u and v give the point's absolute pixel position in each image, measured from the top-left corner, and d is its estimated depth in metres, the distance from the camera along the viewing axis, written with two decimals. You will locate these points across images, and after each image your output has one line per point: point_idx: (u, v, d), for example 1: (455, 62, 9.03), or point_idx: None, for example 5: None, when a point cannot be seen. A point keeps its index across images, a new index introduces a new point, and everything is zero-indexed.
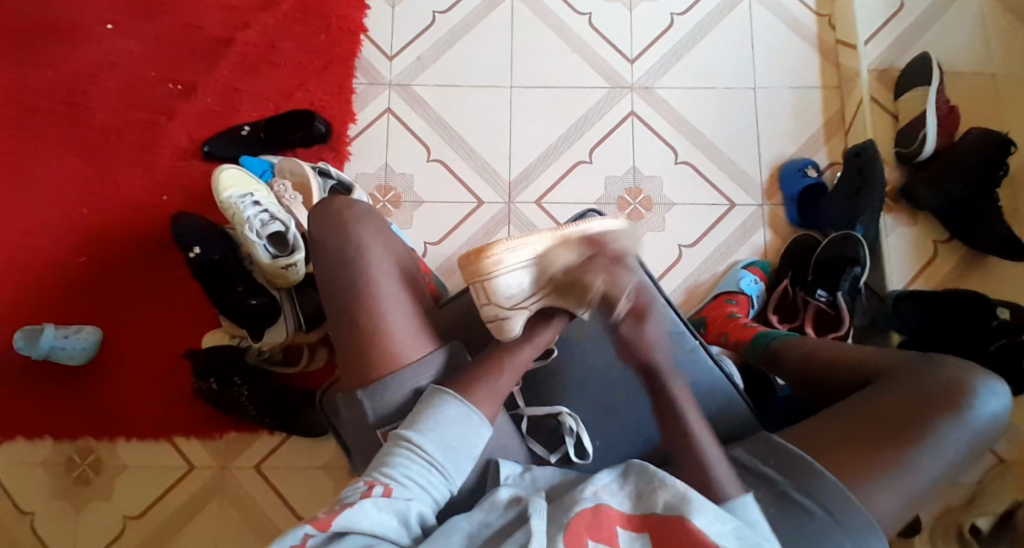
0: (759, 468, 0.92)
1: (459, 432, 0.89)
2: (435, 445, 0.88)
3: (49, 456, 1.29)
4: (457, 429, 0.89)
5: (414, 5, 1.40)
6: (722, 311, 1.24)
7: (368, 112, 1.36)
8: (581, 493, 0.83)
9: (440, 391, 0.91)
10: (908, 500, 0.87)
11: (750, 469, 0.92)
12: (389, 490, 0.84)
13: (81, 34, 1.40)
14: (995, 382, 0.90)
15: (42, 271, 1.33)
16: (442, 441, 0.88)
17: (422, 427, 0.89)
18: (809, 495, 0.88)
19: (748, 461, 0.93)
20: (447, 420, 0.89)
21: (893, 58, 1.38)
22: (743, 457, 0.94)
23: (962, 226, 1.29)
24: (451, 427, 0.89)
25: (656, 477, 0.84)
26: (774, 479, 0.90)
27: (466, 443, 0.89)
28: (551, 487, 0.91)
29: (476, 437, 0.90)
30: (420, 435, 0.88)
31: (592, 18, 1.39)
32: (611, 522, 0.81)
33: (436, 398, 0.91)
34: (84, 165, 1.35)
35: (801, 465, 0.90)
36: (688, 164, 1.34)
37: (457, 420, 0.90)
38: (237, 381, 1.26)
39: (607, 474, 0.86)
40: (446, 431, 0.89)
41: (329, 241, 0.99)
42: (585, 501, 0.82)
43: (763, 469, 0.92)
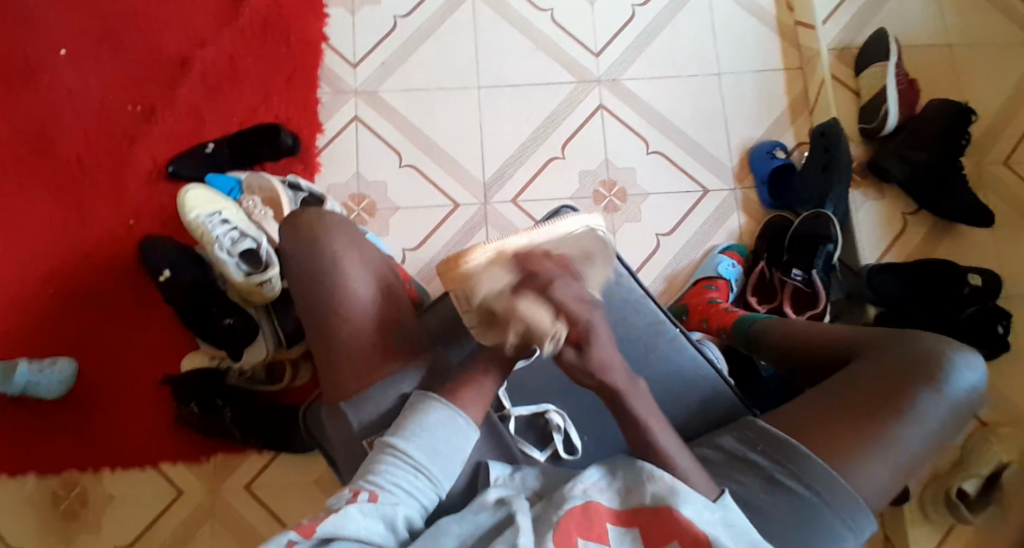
0: (748, 455, 0.93)
1: (445, 435, 0.89)
2: (421, 450, 0.87)
3: (32, 493, 1.26)
4: (443, 433, 0.89)
5: (375, 11, 1.39)
6: (702, 297, 1.26)
7: (335, 122, 1.35)
8: (570, 491, 0.84)
9: (425, 396, 0.91)
10: (893, 475, 0.89)
11: (739, 456, 0.93)
12: (375, 496, 0.83)
13: (33, 57, 1.36)
14: (971, 355, 0.92)
15: (11, 305, 1.29)
16: (427, 445, 0.88)
17: (408, 433, 0.88)
18: (796, 476, 0.89)
19: (736, 449, 0.94)
20: (433, 424, 0.89)
21: (852, 35, 1.40)
22: (731, 445, 0.94)
23: (930, 196, 1.32)
24: (438, 433, 0.89)
25: (643, 471, 0.84)
26: (763, 464, 0.91)
27: (452, 446, 0.89)
28: (542, 486, 0.91)
29: (462, 440, 0.90)
30: (406, 440, 0.87)
31: (554, 14, 1.39)
32: (601, 519, 0.82)
33: (421, 404, 0.90)
34: (47, 193, 1.32)
35: (787, 448, 0.91)
36: (660, 153, 1.35)
37: (444, 424, 0.89)
38: (219, 404, 1.25)
39: (596, 471, 0.86)
40: (432, 435, 0.89)
41: (302, 255, 0.97)
42: (575, 499, 0.83)
43: (752, 455, 0.92)
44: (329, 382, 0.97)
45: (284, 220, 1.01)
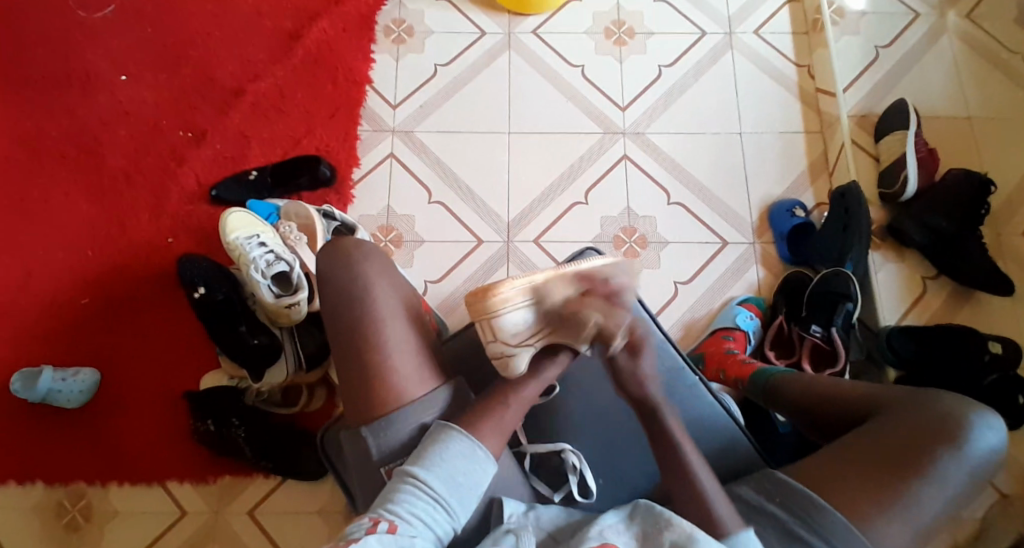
0: (765, 506, 0.92)
1: (465, 468, 0.90)
2: (440, 481, 0.89)
3: (39, 500, 1.26)
4: (462, 465, 0.90)
5: (416, 58, 1.47)
6: (719, 346, 1.26)
7: (370, 158, 1.41)
8: (586, 533, 0.85)
9: (446, 426, 0.93)
10: (915, 534, 0.89)
11: (756, 505, 0.93)
12: (394, 526, 0.84)
13: (95, 85, 1.46)
14: (990, 416, 0.93)
15: (44, 312, 1.33)
16: (447, 477, 0.89)
17: (428, 463, 0.90)
18: (813, 530, 0.89)
19: (754, 498, 0.94)
20: (453, 456, 0.90)
21: (872, 104, 1.45)
22: (749, 494, 0.95)
23: (950, 261, 1.33)
24: (457, 464, 0.90)
25: (661, 518, 0.86)
26: (780, 515, 0.91)
27: (472, 479, 0.90)
28: (557, 529, 0.91)
29: (481, 473, 0.91)
30: (427, 471, 0.89)
31: (585, 69, 1.46)
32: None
33: (442, 434, 0.92)
34: (92, 208, 1.38)
35: (803, 499, 0.91)
36: (681, 204, 1.39)
37: (463, 455, 0.91)
38: (234, 422, 1.27)
39: (614, 515, 0.88)
40: (452, 467, 0.90)
41: (335, 275, 1.03)
42: (590, 540, 0.85)
43: (769, 506, 0.92)
44: (352, 401, 0.99)
45: (321, 248, 1.07)
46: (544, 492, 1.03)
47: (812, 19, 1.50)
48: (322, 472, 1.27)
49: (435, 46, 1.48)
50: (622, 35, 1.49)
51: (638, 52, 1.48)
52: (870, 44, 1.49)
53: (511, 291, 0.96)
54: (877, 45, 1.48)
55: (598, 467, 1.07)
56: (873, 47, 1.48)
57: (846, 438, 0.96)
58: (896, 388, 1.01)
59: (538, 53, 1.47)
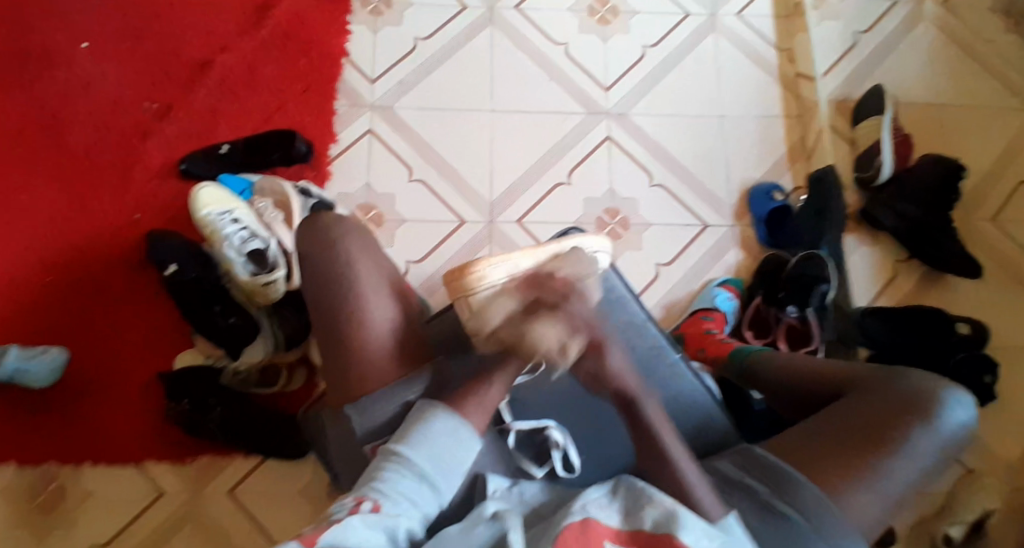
0: (745, 480, 0.94)
1: (451, 447, 0.91)
2: (426, 459, 0.89)
3: (7, 483, 1.22)
4: (448, 444, 0.91)
5: (396, 32, 1.44)
6: (699, 327, 1.28)
7: (349, 133, 1.38)
8: (570, 508, 0.85)
9: (433, 405, 0.95)
10: (888, 506, 0.91)
11: (737, 480, 0.95)
12: (378, 505, 0.83)
13: (61, 54, 1.40)
14: (960, 394, 0.96)
15: (10, 289, 1.29)
16: (433, 455, 0.90)
17: (414, 441, 0.90)
18: (792, 501, 0.90)
19: (735, 473, 0.95)
20: (439, 435, 0.91)
21: (849, 89, 1.46)
22: (729, 469, 0.96)
23: (922, 246, 1.36)
24: (443, 443, 0.91)
25: (643, 494, 0.86)
26: (759, 489, 0.92)
27: (457, 458, 0.91)
28: (540, 502, 0.93)
29: (466, 451, 0.92)
30: (413, 449, 0.89)
31: (568, 48, 1.45)
32: (600, 537, 0.81)
33: (428, 412, 0.94)
34: (59, 183, 1.34)
35: (783, 474, 0.93)
36: (662, 186, 1.39)
37: (448, 433, 0.92)
38: (212, 403, 1.24)
39: (597, 491, 0.88)
40: (438, 446, 0.91)
41: (315, 253, 1.03)
42: (573, 515, 0.83)
43: (749, 480, 0.94)
44: (335, 380, 1.01)
45: (299, 228, 1.05)
46: (525, 467, 1.02)
47: (792, 4, 1.51)
48: (303, 452, 1.26)
49: (417, 20, 1.45)
50: (606, 14, 1.48)
51: (622, 32, 1.47)
52: (848, 29, 1.50)
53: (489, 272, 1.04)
54: (856, 31, 1.49)
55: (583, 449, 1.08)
56: (852, 32, 1.49)
57: (822, 414, 0.99)
58: (869, 367, 1.04)
59: (521, 30, 1.45)
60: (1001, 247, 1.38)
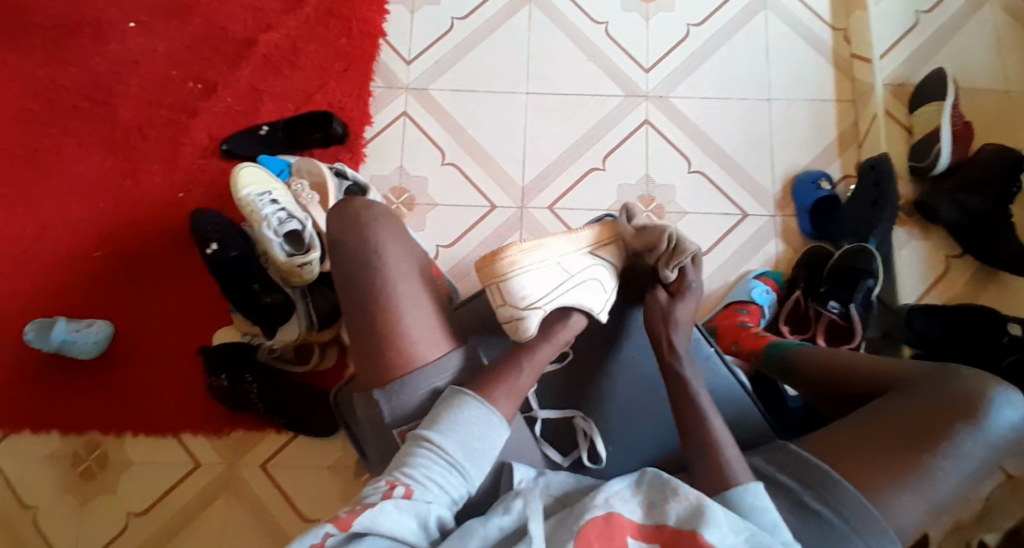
0: (778, 477, 0.92)
1: (481, 434, 0.90)
2: (455, 444, 0.88)
3: (57, 449, 1.29)
4: (477, 430, 0.90)
5: (433, 10, 1.41)
6: (734, 320, 1.25)
7: (384, 115, 1.37)
8: (593, 500, 0.83)
9: (460, 391, 0.92)
10: (930, 510, 0.87)
11: (772, 480, 0.92)
12: (410, 491, 0.84)
13: (104, 31, 1.42)
14: (1013, 395, 0.91)
15: (57, 263, 1.33)
16: (463, 442, 0.88)
17: (445, 427, 0.89)
18: (827, 502, 0.88)
19: (766, 470, 0.93)
20: (469, 422, 0.89)
21: (909, 73, 1.38)
22: (761, 465, 0.94)
23: (980, 240, 1.28)
24: (472, 429, 0.89)
25: (669, 488, 0.84)
26: (793, 487, 0.90)
27: (486, 444, 0.90)
28: (564, 493, 0.90)
29: (495, 438, 0.91)
30: (443, 435, 0.88)
31: (609, 26, 1.40)
32: (622, 531, 0.81)
33: (456, 398, 0.91)
34: (103, 159, 1.37)
35: (819, 474, 0.90)
36: (701, 173, 1.35)
37: (478, 420, 0.90)
38: (248, 379, 1.28)
39: (623, 480, 0.86)
40: (467, 432, 0.89)
41: (347, 236, 1.00)
42: (597, 508, 0.82)
43: (782, 478, 0.92)
44: (364, 364, 0.98)
45: (331, 208, 1.02)
46: (552, 457, 1.03)
47: None
48: (334, 430, 1.29)
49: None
50: None
51: (665, 10, 1.41)
52: (911, 8, 1.40)
53: (518, 257, 0.99)
54: (919, 10, 1.40)
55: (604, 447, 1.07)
56: (915, 11, 1.40)
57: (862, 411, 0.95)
58: (915, 362, 0.99)
59: (561, 8, 1.41)
60: None
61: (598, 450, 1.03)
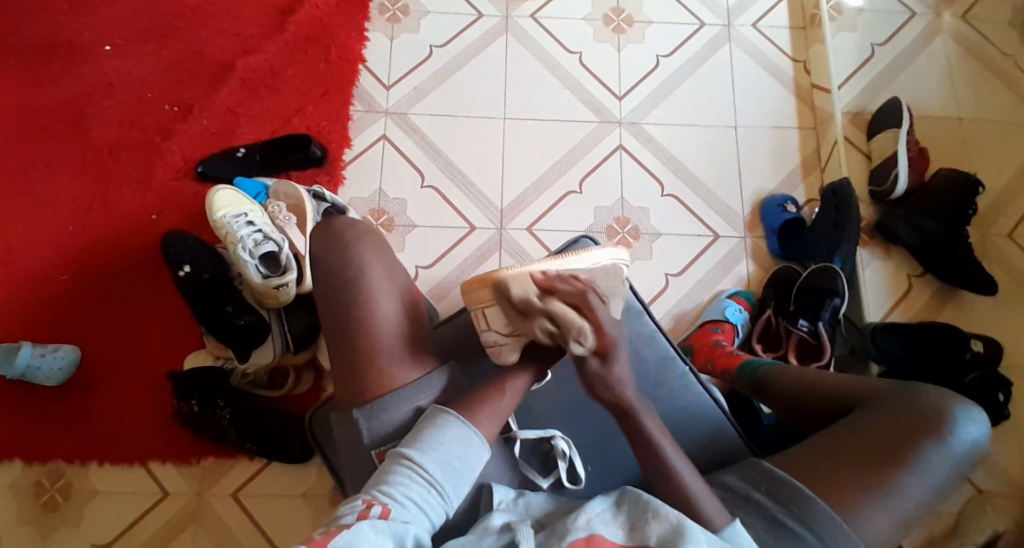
0: (751, 493, 0.93)
1: (463, 453, 0.87)
2: (434, 463, 0.86)
3: (16, 480, 1.24)
4: (457, 449, 0.87)
5: (412, 38, 1.45)
6: (708, 338, 1.27)
7: (363, 139, 1.39)
8: (574, 522, 0.82)
9: (441, 410, 0.90)
10: (896, 525, 0.89)
11: (743, 495, 0.93)
12: (388, 511, 0.81)
13: (79, 54, 1.41)
14: (973, 410, 0.93)
15: (22, 286, 1.30)
16: (443, 461, 0.86)
17: (425, 445, 0.87)
18: (800, 518, 0.89)
19: (741, 487, 0.94)
20: (451, 440, 0.87)
21: (865, 102, 1.45)
22: (736, 483, 0.95)
23: (940, 261, 1.34)
24: (453, 449, 0.87)
25: (649, 509, 0.83)
26: (767, 503, 0.91)
27: (467, 464, 0.87)
28: (545, 513, 0.89)
29: (476, 460, 0.88)
30: (423, 453, 0.86)
31: (583, 56, 1.45)
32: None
33: (436, 417, 0.89)
34: (74, 182, 1.35)
35: (794, 492, 0.90)
36: (673, 197, 1.39)
37: (459, 441, 0.88)
38: (220, 404, 1.24)
39: (601, 501, 0.85)
40: (448, 450, 0.87)
41: (329, 259, 0.96)
42: (577, 531, 0.81)
43: (755, 494, 0.93)
44: (343, 383, 0.95)
45: (312, 230, 0.99)
46: (532, 477, 0.99)
47: (810, 15, 1.50)
48: (307, 456, 1.26)
49: (432, 26, 1.46)
50: (621, 22, 1.48)
51: (636, 41, 1.47)
52: (865, 42, 1.48)
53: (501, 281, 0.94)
54: (873, 44, 1.48)
55: (590, 461, 1.06)
56: (869, 45, 1.48)
57: (831, 429, 0.97)
58: (880, 382, 1.01)
59: (536, 38, 1.46)
60: (1017, 265, 1.35)
61: (577, 469, 1.01)
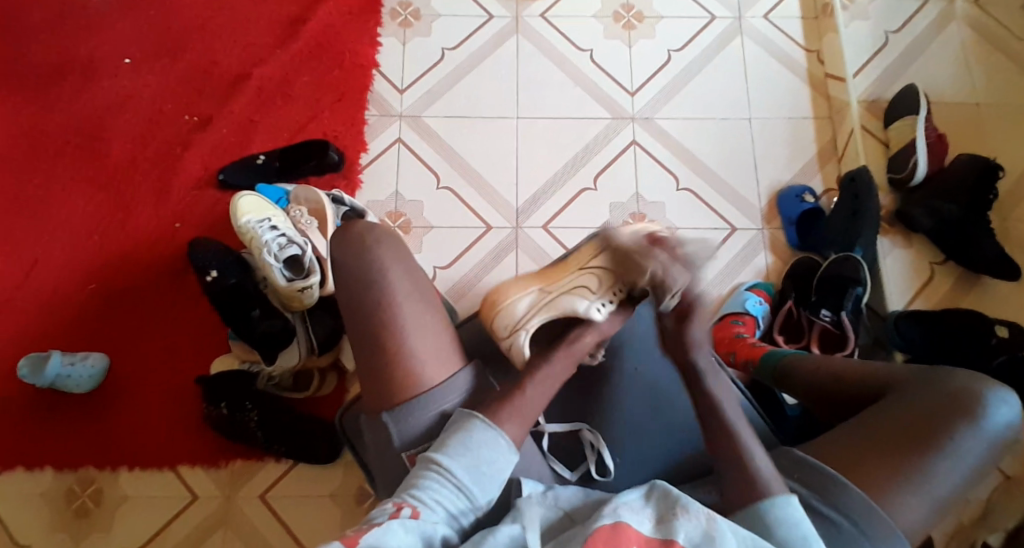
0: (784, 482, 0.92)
1: (491, 458, 0.85)
2: (463, 468, 0.84)
3: (48, 487, 1.26)
4: (487, 455, 0.85)
5: (424, 42, 1.46)
6: (729, 330, 1.27)
7: (378, 142, 1.40)
8: (601, 511, 0.81)
9: (470, 415, 0.87)
10: (933, 508, 0.88)
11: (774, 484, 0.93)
12: (414, 518, 0.80)
13: (99, 69, 1.45)
14: (1005, 391, 0.92)
15: (50, 297, 1.33)
16: (472, 466, 0.85)
17: (452, 450, 0.85)
18: (835, 505, 0.88)
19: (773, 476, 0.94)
20: (478, 445, 0.85)
21: (881, 90, 1.44)
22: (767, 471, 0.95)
23: (962, 248, 1.31)
24: (480, 453, 0.85)
25: (679, 503, 0.82)
26: (800, 491, 0.91)
27: (496, 468, 0.86)
28: (574, 509, 0.87)
29: (505, 464, 0.86)
30: (450, 458, 0.84)
31: (594, 54, 1.46)
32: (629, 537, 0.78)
33: (465, 422, 0.87)
34: (98, 194, 1.38)
35: (829, 479, 0.90)
36: (689, 191, 1.39)
37: (486, 445, 0.85)
38: (248, 406, 1.26)
39: (634, 492, 0.85)
40: (475, 455, 0.85)
41: (350, 263, 0.93)
42: (603, 519, 0.80)
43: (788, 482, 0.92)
44: (367, 385, 0.92)
45: (332, 233, 0.96)
46: (560, 471, 1.00)
47: (821, 4, 1.49)
48: (333, 456, 1.27)
49: (443, 29, 1.47)
50: (631, 19, 1.48)
51: (646, 37, 1.47)
52: (879, 29, 1.47)
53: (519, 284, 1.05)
54: (886, 31, 1.47)
55: None
56: (883, 32, 1.47)
57: (861, 415, 0.96)
58: (906, 366, 1.00)
59: (546, 37, 1.47)
60: None
61: (605, 462, 1.01)
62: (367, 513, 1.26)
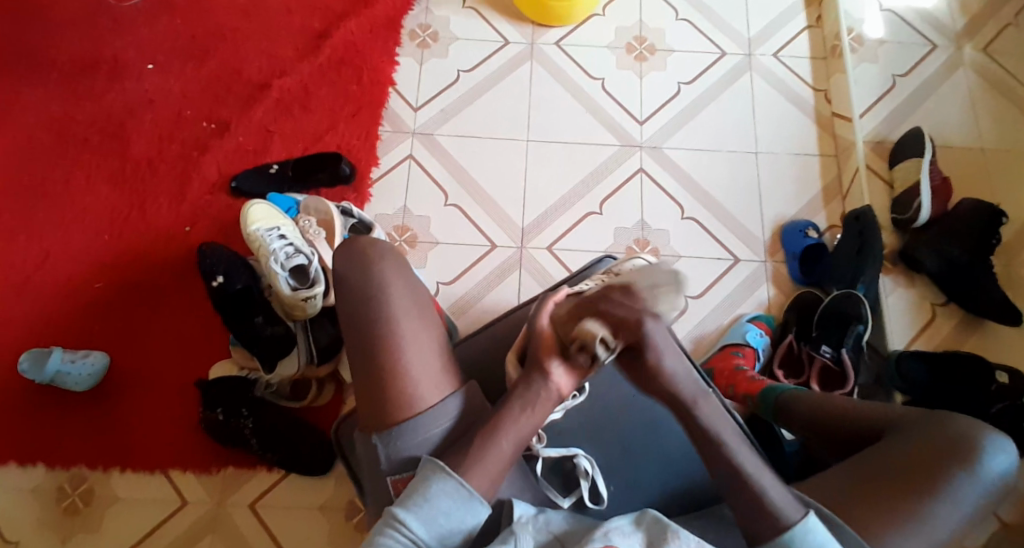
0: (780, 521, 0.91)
1: (452, 512, 0.83)
2: (423, 526, 0.81)
3: (40, 483, 1.25)
4: (448, 510, 0.83)
5: (440, 63, 1.49)
6: (730, 361, 1.25)
7: (389, 157, 1.42)
8: (591, 534, 0.80)
9: (439, 466, 0.84)
10: None
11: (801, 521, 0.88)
12: None
13: (121, 71, 1.48)
14: (1003, 439, 0.91)
15: (56, 294, 1.34)
16: (433, 524, 0.82)
17: (412, 505, 0.82)
18: None
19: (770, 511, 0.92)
20: (438, 499, 0.82)
21: (887, 131, 1.46)
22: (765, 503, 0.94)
23: (963, 291, 1.32)
24: (441, 506, 0.82)
25: (670, 529, 0.81)
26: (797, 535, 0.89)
27: (458, 522, 0.83)
28: (565, 532, 0.83)
29: (468, 517, 0.83)
30: (409, 513, 0.81)
31: (605, 83, 1.49)
32: None
33: (432, 474, 0.84)
34: (111, 194, 1.40)
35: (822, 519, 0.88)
36: (694, 219, 1.40)
37: (447, 496, 0.83)
38: (243, 413, 1.26)
39: (625, 516, 0.83)
40: (436, 509, 0.82)
41: (353, 277, 0.94)
42: (594, 542, 0.79)
43: None
44: (364, 402, 0.91)
45: (336, 249, 0.97)
46: (553, 496, 0.98)
47: (830, 45, 1.52)
48: (327, 467, 1.26)
49: (459, 51, 1.50)
50: (644, 51, 1.51)
51: (658, 69, 1.50)
52: (886, 73, 1.50)
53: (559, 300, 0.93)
54: (894, 74, 1.50)
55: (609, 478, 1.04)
56: (890, 76, 1.50)
57: (856, 456, 0.95)
58: (905, 408, 0.99)
59: (560, 64, 1.50)
60: None
61: (600, 489, 0.99)
62: (357, 529, 1.25)
